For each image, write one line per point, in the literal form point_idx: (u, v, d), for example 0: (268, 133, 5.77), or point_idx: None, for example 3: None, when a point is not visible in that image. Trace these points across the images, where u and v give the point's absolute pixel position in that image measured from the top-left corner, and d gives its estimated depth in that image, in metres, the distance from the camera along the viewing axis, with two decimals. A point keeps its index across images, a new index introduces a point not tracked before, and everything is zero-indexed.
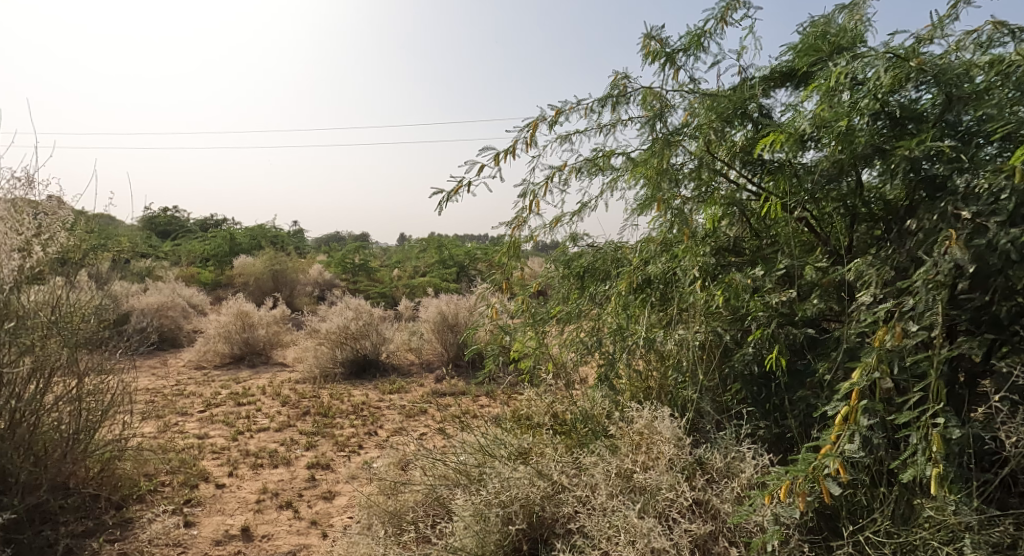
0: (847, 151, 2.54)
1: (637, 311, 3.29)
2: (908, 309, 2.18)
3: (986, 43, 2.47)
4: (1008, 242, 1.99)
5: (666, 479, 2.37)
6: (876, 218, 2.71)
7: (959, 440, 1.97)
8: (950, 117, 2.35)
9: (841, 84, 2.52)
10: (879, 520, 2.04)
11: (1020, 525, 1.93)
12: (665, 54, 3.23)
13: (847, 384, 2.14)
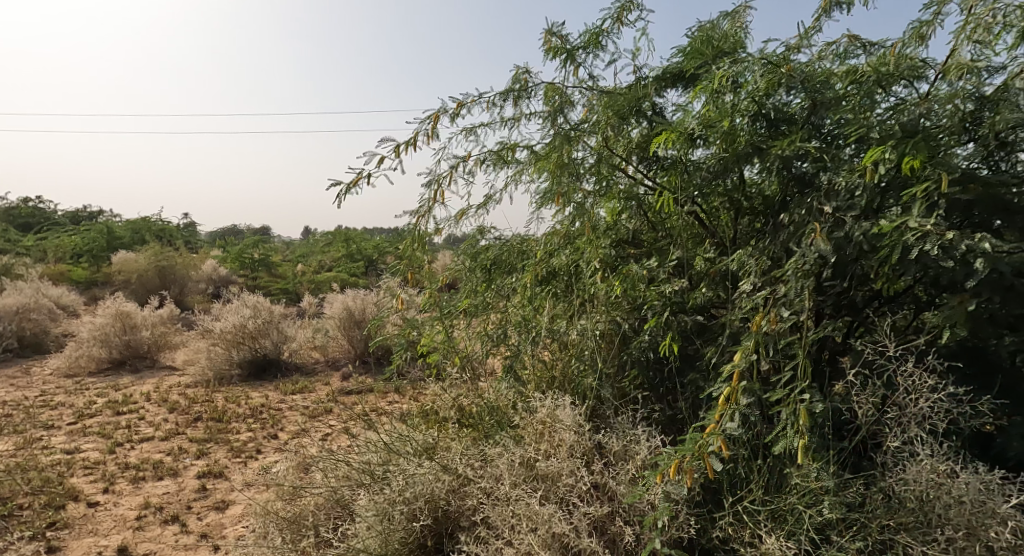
0: (730, 149, 2.71)
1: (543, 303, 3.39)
2: (781, 296, 2.38)
3: (843, 54, 2.74)
4: (861, 234, 2.22)
5: (566, 465, 2.45)
6: (757, 212, 2.92)
7: (822, 413, 2.18)
8: (815, 120, 2.60)
9: (724, 87, 2.70)
10: (755, 490, 2.21)
11: (869, 485, 2.17)
12: (565, 50, 3.30)
13: (730, 365, 2.28)
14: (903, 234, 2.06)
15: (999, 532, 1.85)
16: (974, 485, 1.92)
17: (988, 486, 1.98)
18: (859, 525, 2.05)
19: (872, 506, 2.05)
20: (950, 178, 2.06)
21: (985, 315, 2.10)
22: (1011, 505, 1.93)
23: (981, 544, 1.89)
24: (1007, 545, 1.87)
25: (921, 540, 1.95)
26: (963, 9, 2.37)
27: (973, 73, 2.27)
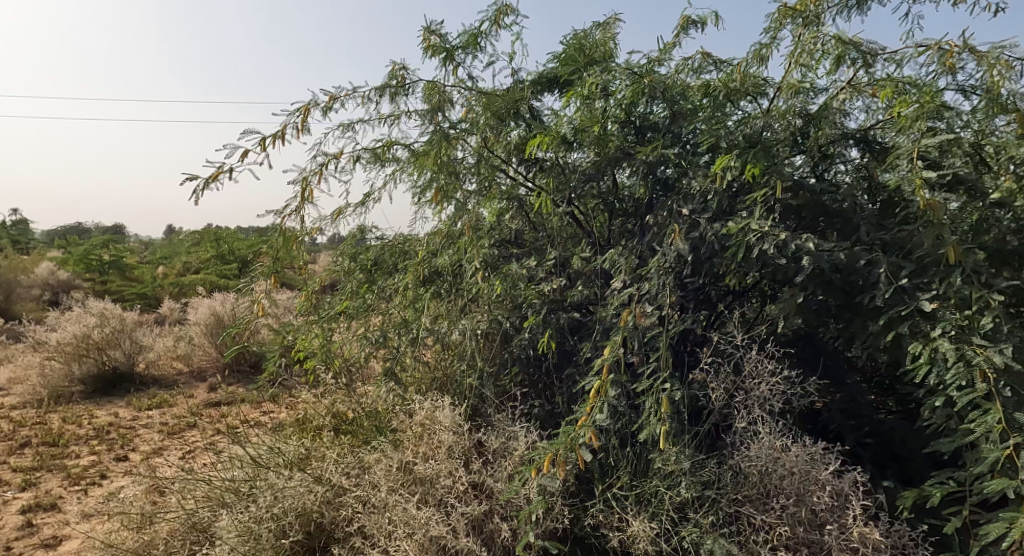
0: (601, 153, 2.83)
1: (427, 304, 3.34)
2: (646, 292, 2.52)
3: (698, 68, 2.95)
4: (714, 234, 2.40)
5: (445, 467, 2.44)
6: (628, 213, 3.06)
7: (681, 401, 2.34)
8: (675, 129, 2.77)
9: (594, 93, 2.81)
10: (623, 476, 2.33)
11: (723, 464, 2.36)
12: (444, 50, 3.27)
13: (600, 359, 2.39)
14: (747, 234, 2.26)
15: (822, 496, 2.08)
16: (802, 456, 2.15)
17: (814, 456, 2.22)
18: (710, 501, 2.22)
19: (724, 483, 2.23)
20: (784, 185, 2.29)
21: (813, 306, 2.35)
22: (831, 472, 2.18)
23: (808, 508, 2.12)
24: (827, 507, 2.11)
25: (761, 509, 2.15)
26: (794, 35, 2.65)
27: (803, 94, 2.53)
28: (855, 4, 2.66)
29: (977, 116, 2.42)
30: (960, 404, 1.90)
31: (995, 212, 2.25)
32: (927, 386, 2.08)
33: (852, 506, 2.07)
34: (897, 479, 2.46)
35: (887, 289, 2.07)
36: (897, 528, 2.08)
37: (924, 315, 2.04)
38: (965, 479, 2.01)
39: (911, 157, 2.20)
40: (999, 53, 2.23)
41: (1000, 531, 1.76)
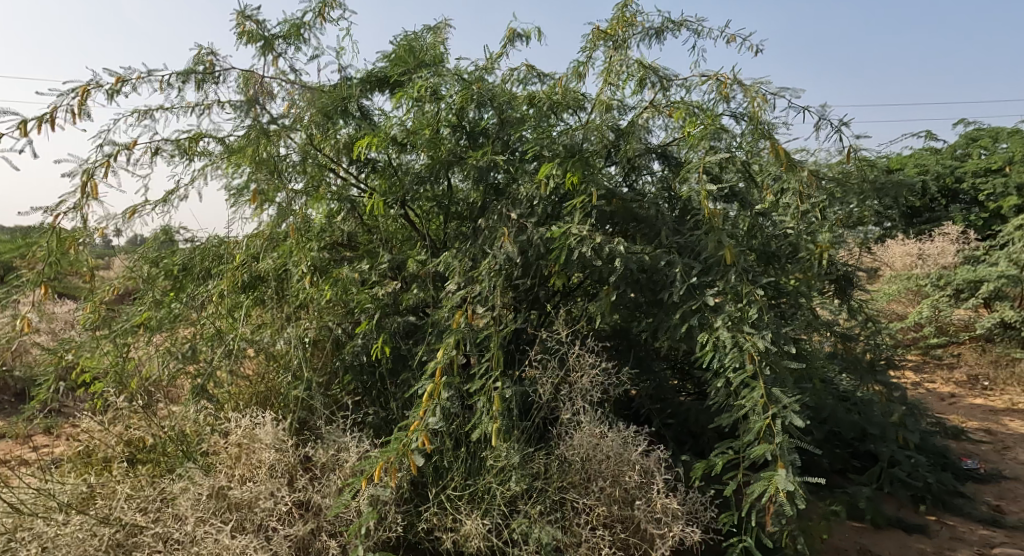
0: (434, 156, 2.84)
1: (249, 311, 3.11)
2: (476, 294, 2.59)
3: (523, 80, 3.09)
4: (539, 238, 2.53)
5: (264, 488, 2.27)
6: (462, 216, 3.11)
7: (511, 398, 2.44)
8: (504, 137, 2.86)
9: (424, 96, 2.82)
10: (456, 477, 2.36)
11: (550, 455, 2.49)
12: (262, 38, 3.04)
13: (433, 362, 2.39)
14: (568, 238, 2.42)
15: (632, 476, 2.28)
16: (617, 441, 2.34)
17: (626, 440, 2.43)
18: (538, 491, 2.34)
19: (551, 473, 2.35)
20: (598, 193, 2.48)
21: (626, 302, 2.57)
22: (641, 452, 2.41)
23: (621, 487, 2.31)
24: (637, 485, 2.31)
25: (582, 493, 2.31)
26: (606, 56, 2.90)
27: (613, 109, 2.80)
28: (655, 33, 2.98)
29: (744, 139, 2.76)
30: (735, 383, 2.20)
31: (762, 220, 2.70)
32: (712, 369, 2.37)
33: (655, 482, 2.29)
34: (692, 453, 2.81)
35: (680, 286, 2.32)
36: (693, 496, 2.36)
37: (709, 308, 2.32)
38: (741, 448, 2.29)
39: (699, 171, 2.52)
40: (759, 88, 2.63)
41: (760, 488, 2.04)
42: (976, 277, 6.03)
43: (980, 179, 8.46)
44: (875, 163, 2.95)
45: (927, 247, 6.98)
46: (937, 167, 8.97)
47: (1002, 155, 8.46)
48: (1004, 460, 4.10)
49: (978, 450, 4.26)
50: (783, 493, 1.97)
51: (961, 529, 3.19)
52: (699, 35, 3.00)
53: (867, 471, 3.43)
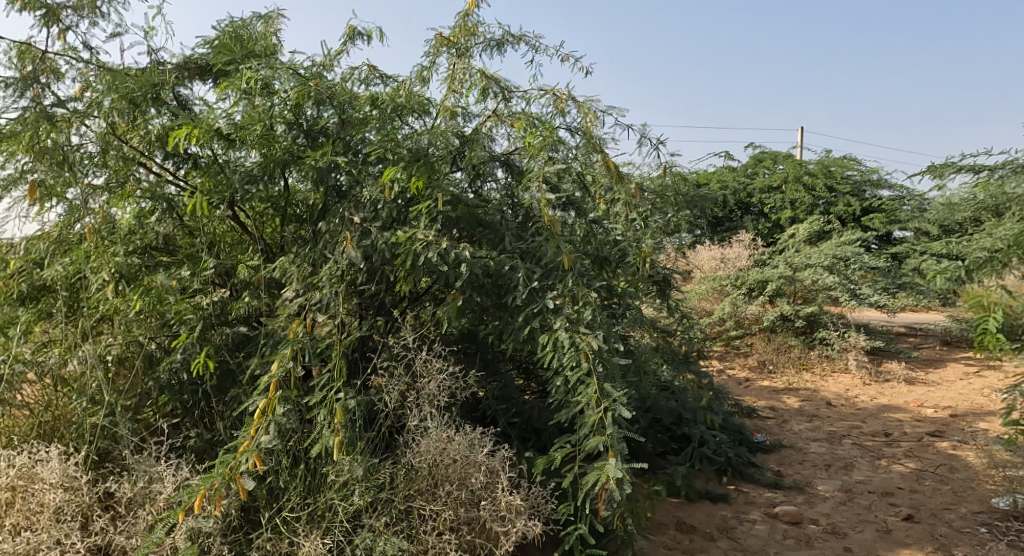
0: (267, 154, 2.64)
1: (34, 327, 2.66)
2: (316, 301, 2.46)
3: (365, 80, 2.99)
4: (384, 243, 2.46)
5: (46, 537, 1.96)
6: (301, 219, 2.91)
7: (355, 408, 2.35)
8: (345, 137, 2.74)
9: (255, 90, 2.64)
10: (292, 497, 2.22)
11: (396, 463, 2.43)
12: (43, 6, 2.61)
13: (266, 376, 2.21)
14: (413, 243, 2.39)
15: (478, 477, 2.28)
16: (463, 443, 2.33)
17: (473, 441, 2.42)
18: (382, 502, 2.28)
19: (397, 483, 2.29)
20: (444, 199, 2.50)
21: (473, 306, 2.59)
22: (487, 453, 2.41)
23: (468, 489, 2.31)
24: (482, 485, 2.32)
25: (429, 499, 2.28)
26: (449, 63, 2.92)
27: (458, 116, 2.83)
28: (496, 44, 3.05)
29: (579, 152, 2.91)
30: (572, 381, 2.27)
31: (596, 226, 2.89)
32: (552, 369, 2.44)
33: (499, 480, 2.30)
34: (534, 449, 2.93)
35: (523, 290, 2.39)
36: (536, 492, 2.43)
37: (550, 310, 2.40)
38: (577, 441, 2.37)
39: (539, 180, 2.63)
40: (591, 104, 2.83)
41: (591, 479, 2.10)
42: (763, 278, 7.04)
43: (765, 195, 9.89)
44: (687, 177, 3.31)
45: (727, 252, 8.00)
46: (733, 183, 10.33)
47: (780, 174, 9.98)
48: (784, 432, 4.83)
49: (765, 425, 4.97)
50: (612, 481, 2.06)
51: (753, 494, 3.69)
52: (537, 51, 3.13)
53: (682, 451, 3.84)
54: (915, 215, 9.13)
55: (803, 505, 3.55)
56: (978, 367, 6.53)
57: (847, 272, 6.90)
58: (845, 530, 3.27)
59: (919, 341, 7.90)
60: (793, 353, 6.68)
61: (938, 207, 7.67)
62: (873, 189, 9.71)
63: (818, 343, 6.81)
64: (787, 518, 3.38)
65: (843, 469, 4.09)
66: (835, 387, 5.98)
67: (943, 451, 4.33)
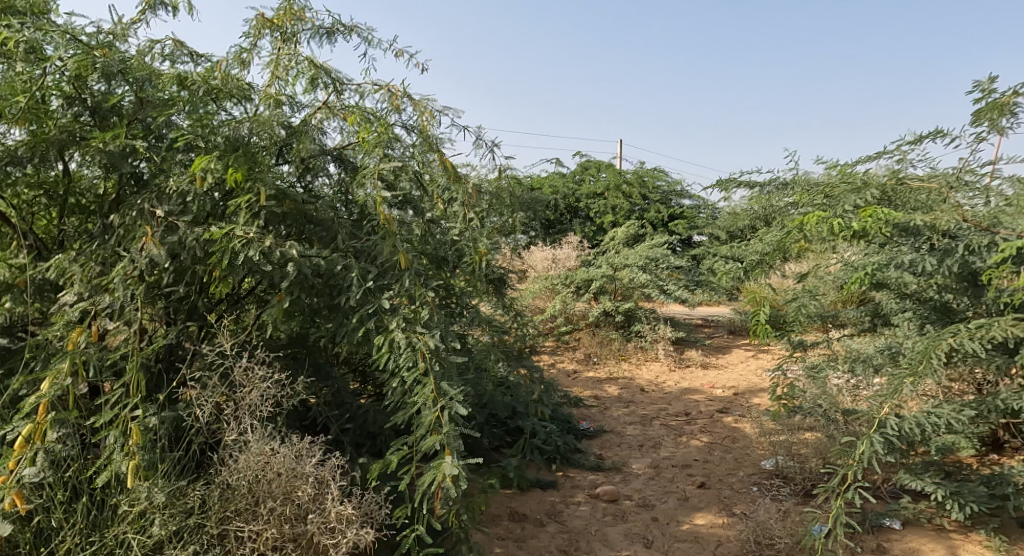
0: (37, 133, 2.26)
1: None
2: (104, 306, 2.15)
3: (169, 56, 2.69)
4: (194, 240, 2.21)
5: None
6: (86, 210, 2.53)
7: (155, 427, 2.11)
8: (144, 119, 2.43)
9: (21, 56, 2.27)
10: (69, 534, 1.95)
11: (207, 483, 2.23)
12: None
13: (32, 398, 1.88)
14: (231, 241, 2.19)
15: (306, 489, 2.09)
16: (289, 455, 2.12)
17: (301, 452, 2.22)
18: (189, 530, 2.06)
19: (209, 507, 2.09)
20: (267, 192, 2.31)
21: (302, 307, 2.45)
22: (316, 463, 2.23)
23: (293, 504, 2.11)
24: (310, 498, 2.14)
25: (249, 520, 2.10)
26: (273, 47, 2.75)
27: (282, 104, 2.63)
28: (327, 33, 2.92)
29: (416, 150, 2.88)
30: (408, 382, 2.22)
31: (433, 226, 2.90)
32: (388, 371, 2.37)
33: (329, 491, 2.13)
34: (368, 454, 2.85)
35: (357, 290, 2.28)
36: (369, 499, 2.29)
37: (386, 310, 2.34)
38: (413, 442, 2.30)
39: (374, 177, 2.53)
40: (427, 104, 2.81)
41: (427, 479, 2.09)
42: (589, 277, 7.55)
43: (591, 200, 10.63)
44: (519, 179, 3.42)
45: (558, 252, 8.46)
46: (563, 188, 10.95)
47: (603, 181, 10.79)
48: (606, 417, 5.24)
49: (589, 413, 5.34)
50: (448, 478, 2.07)
51: (578, 477, 3.95)
52: (369, 44, 3.04)
53: (515, 443, 3.99)
54: (711, 221, 10.40)
55: (620, 483, 3.87)
56: (755, 352, 7.62)
57: (657, 271, 7.64)
58: (655, 503, 3.62)
59: (712, 331, 9.02)
60: (613, 346, 7.27)
61: (727, 215, 8.81)
62: (678, 197, 10.88)
63: (634, 336, 7.47)
64: (607, 497, 3.66)
65: (653, 447, 4.53)
66: (648, 374, 6.60)
67: (729, 424, 4.98)
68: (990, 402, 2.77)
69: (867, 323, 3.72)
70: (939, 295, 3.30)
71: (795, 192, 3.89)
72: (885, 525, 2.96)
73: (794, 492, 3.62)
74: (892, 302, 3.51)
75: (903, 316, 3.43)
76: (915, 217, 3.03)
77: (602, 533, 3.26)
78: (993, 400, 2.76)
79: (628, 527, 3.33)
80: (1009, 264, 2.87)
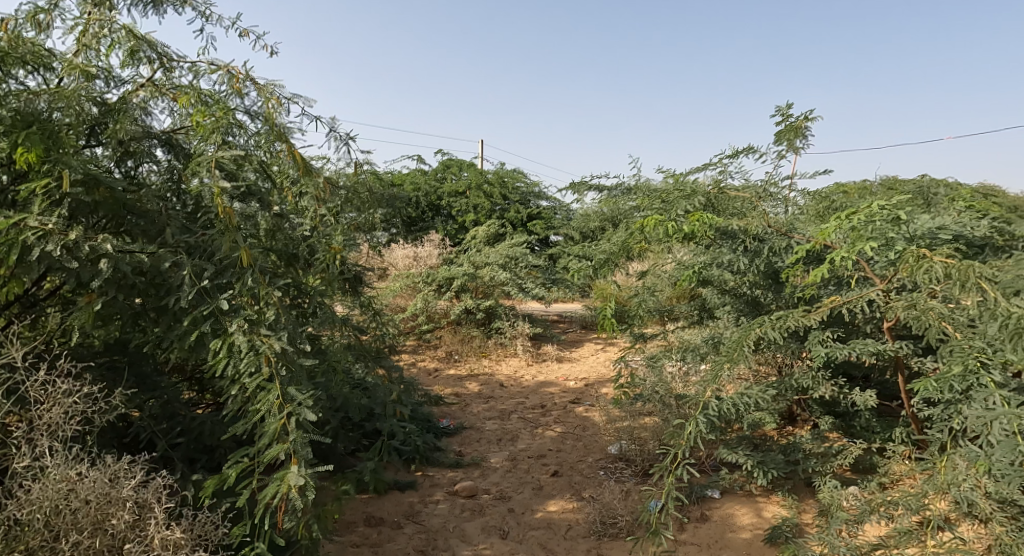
0: None
1: None
2: None
3: None
4: None
5: None
6: None
7: None
8: None
9: None
10: None
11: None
12: None
13: None
14: (22, 233, 1.95)
15: (122, 516, 1.89)
16: (100, 479, 1.92)
17: (116, 475, 2.01)
18: None
19: None
20: (72, 178, 2.07)
21: (124, 311, 2.23)
22: (136, 485, 2.03)
23: (106, 534, 1.90)
24: (128, 525, 1.94)
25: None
26: (83, 12, 2.48)
27: (94, 77, 2.33)
28: (152, 2, 2.67)
29: (261, 139, 2.70)
30: (250, 388, 2.10)
31: (283, 221, 2.74)
32: (226, 377, 2.22)
33: (151, 514, 1.94)
34: (204, 469, 2.67)
35: (189, 290, 2.12)
36: (201, 519, 2.14)
37: (225, 312, 2.19)
38: (255, 453, 2.15)
39: (211, 165, 2.34)
40: (273, 89, 2.65)
41: (270, 492, 1.99)
42: (450, 275, 7.57)
43: (453, 199, 10.69)
44: (378, 177, 3.36)
45: (419, 251, 8.40)
46: (425, 186, 10.88)
47: (465, 181, 10.89)
48: (465, 414, 5.32)
49: (450, 410, 5.39)
50: (294, 489, 1.99)
51: (437, 476, 3.98)
52: (206, 18, 2.82)
53: (371, 446, 3.92)
54: (566, 222, 10.92)
55: (478, 478, 3.96)
56: (603, 345, 8.15)
57: (517, 270, 7.85)
58: (512, 494, 3.75)
59: (566, 326, 9.50)
60: (474, 343, 7.39)
61: (580, 216, 9.30)
62: (536, 199, 11.30)
63: (494, 332, 7.64)
64: (465, 493, 3.73)
65: (510, 440, 4.69)
66: (507, 369, 6.81)
67: (580, 414, 5.28)
68: (788, 382, 3.22)
69: (695, 316, 4.15)
70: (750, 291, 3.77)
71: (637, 197, 4.22)
72: (707, 496, 3.32)
73: (635, 473, 3.94)
74: (714, 298, 3.94)
75: (723, 310, 3.88)
76: (733, 223, 3.43)
77: (460, 529, 3.33)
78: (790, 380, 3.21)
79: (485, 520, 3.42)
80: (802, 264, 3.37)
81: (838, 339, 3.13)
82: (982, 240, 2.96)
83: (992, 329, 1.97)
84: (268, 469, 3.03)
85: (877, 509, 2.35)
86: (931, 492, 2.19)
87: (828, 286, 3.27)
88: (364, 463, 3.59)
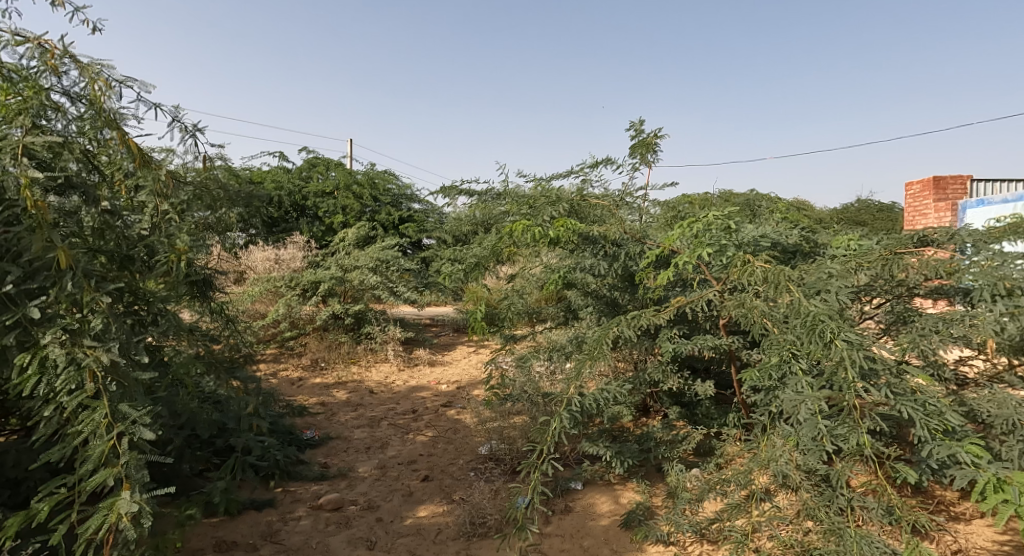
0: None
1: None
2: None
3: None
4: None
5: None
6: None
7: None
8: None
9: None
10: None
11: None
12: None
13: None
14: None
15: None
16: None
17: None
18: None
19: None
20: None
21: None
22: None
23: None
24: None
25: None
26: None
27: None
28: None
29: (84, 124, 2.41)
30: (69, 408, 1.87)
31: (116, 218, 2.48)
32: (38, 396, 1.97)
33: None
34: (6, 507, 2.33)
35: None
36: None
37: (37, 321, 1.94)
38: (75, 482, 1.91)
39: (16, 152, 2.06)
40: (99, 70, 2.39)
41: (97, 522, 1.79)
42: (316, 279, 7.24)
43: (319, 199, 10.25)
44: (234, 174, 3.14)
45: (281, 253, 7.93)
46: (288, 185, 10.34)
47: (333, 181, 10.49)
48: (332, 423, 5.12)
49: (315, 420, 5.16)
50: (125, 518, 1.80)
51: (299, 491, 3.79)
52: None
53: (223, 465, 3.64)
54: (438, 225, 10.89)
55: (344, 490, 3.83)
56: (476, 347, 8.23)
57: (387, 273, 7.62)
58: (381, 503, 3.66)
59: (439, 330, 9.48)
60: (342, 349, 7.14)
61: (452, 219, 9.32)
62: (408, 201, 11.16)
63: (364, 338, 7.43)
64: (330, 506, 3.58)
65: (379, 448, 4.58)
66: (377, 376, 6.65)
67: (451, 417, 5.29)
68: (642, 377, 3.52)
69: (561, 317, 4.31)
70: (610, 292, 4.00)
71: (506, 202, 4.32)
72: (571, 488, 3.47)
73: (504, 471, 4.01)
74: (579, 299, 4.13)
75: (586, 311, 4.08)
76: (594, 228, 3.61)
77: (325, 544, 3.20)
78: (644, 375, 3.50)
79: (352, 532, 3.32)
80: (653, 268, 3.63)
81: (683, 336, 3.42)
82: (794, 247, 3.39)
83: (797, 325, 2.27)
84: (94, 499, 2.71)
85: (714, 488, 2.61)
86: (755, 468, 2.46)
87: (675, 288, 3.57)
88: (215, 484, 3.33)
